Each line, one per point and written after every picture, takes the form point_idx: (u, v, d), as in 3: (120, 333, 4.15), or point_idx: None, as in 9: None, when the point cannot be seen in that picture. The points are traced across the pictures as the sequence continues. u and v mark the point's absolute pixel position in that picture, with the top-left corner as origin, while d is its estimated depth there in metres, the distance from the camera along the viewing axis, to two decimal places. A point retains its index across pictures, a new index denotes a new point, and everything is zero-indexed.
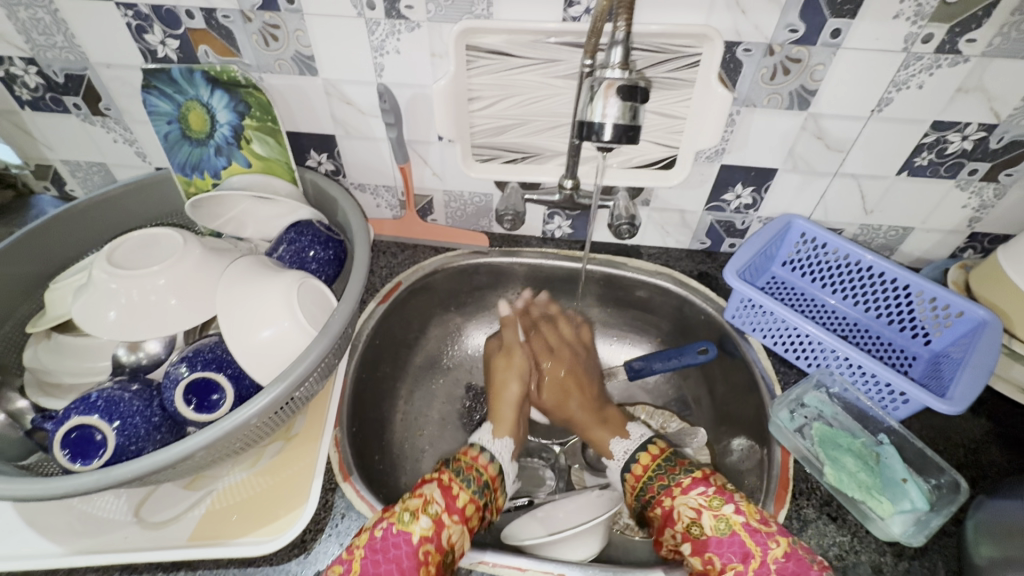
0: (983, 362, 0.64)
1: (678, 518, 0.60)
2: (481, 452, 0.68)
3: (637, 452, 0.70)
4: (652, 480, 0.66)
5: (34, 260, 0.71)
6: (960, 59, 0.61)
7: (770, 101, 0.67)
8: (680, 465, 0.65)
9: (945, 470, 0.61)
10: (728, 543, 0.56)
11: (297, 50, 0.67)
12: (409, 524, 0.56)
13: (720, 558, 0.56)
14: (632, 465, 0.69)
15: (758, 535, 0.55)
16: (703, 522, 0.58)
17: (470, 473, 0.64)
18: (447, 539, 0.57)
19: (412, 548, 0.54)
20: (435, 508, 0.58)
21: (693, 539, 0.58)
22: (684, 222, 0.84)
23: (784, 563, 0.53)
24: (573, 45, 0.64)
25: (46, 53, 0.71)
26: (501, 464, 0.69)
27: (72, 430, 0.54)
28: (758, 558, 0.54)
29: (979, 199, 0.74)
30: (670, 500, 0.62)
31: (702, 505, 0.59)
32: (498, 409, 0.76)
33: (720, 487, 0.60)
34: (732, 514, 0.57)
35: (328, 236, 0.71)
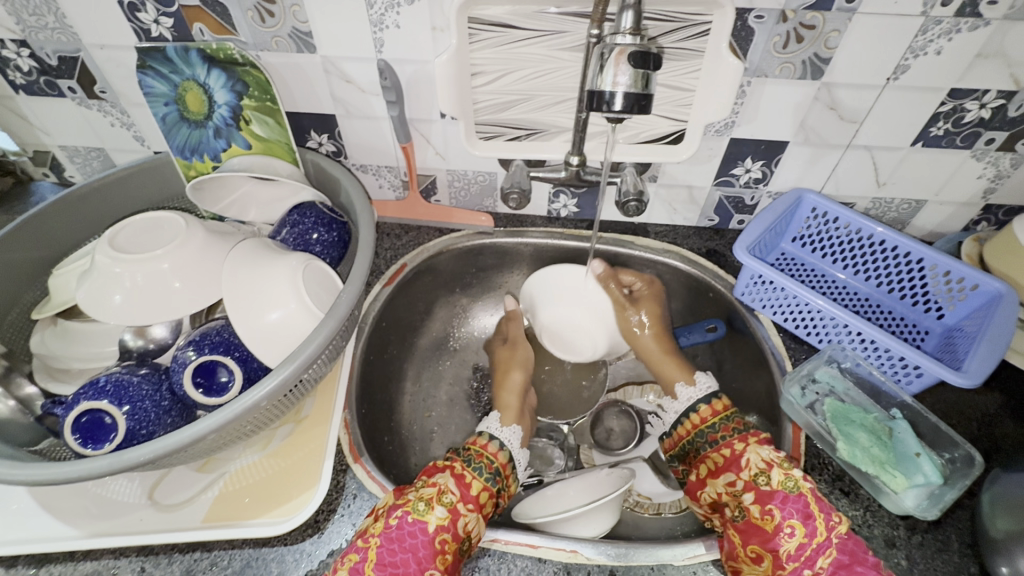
0: (999, 336, 0.63)
1: (746, 465, 0.60)
2: (490, 440, 0.68)
3: (698, 402, 0.70)
4: (715, 429, 0.66)
5: (37, 246, 0.71)
6: (981, 23, 0.58)
7: (783, 71, 0.65)
8: (739, 424, 0.66)
9: (959, 443, 0.60)
10: (793, 501, 0.56)
11: (294, 26, 0.65)
12: (425, 514, 0.56)
13: (781, 511, 0.56)
14: (694, 410, 0.70)
15: (823, 503, 0.56)
16: (771, 474, 0.58)
17: (480, 461, 0.65)
18: (463, 527, 0.57)
19: (429, 537, 0.55)
20: (450, 497, 0.58)
21: (758, 490, 0.58)
22: (693, 198, 0.82)
23: (846, 538, 0.54)
24: (577, 15, 0.62)
25: (38, 35, 0.69)
26: (512, 451, 0.68)
27: (83, 414, 0.54)
28: (821, 522, 0.55)
29: (996, 169, 0.72)
30: (741, 446, 0.62)
31: (774, 460, 0.59)
32: (502, 398, 0.77)
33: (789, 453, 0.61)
34: (802, 477, 0.58)
35: (331, 217, 0.70)
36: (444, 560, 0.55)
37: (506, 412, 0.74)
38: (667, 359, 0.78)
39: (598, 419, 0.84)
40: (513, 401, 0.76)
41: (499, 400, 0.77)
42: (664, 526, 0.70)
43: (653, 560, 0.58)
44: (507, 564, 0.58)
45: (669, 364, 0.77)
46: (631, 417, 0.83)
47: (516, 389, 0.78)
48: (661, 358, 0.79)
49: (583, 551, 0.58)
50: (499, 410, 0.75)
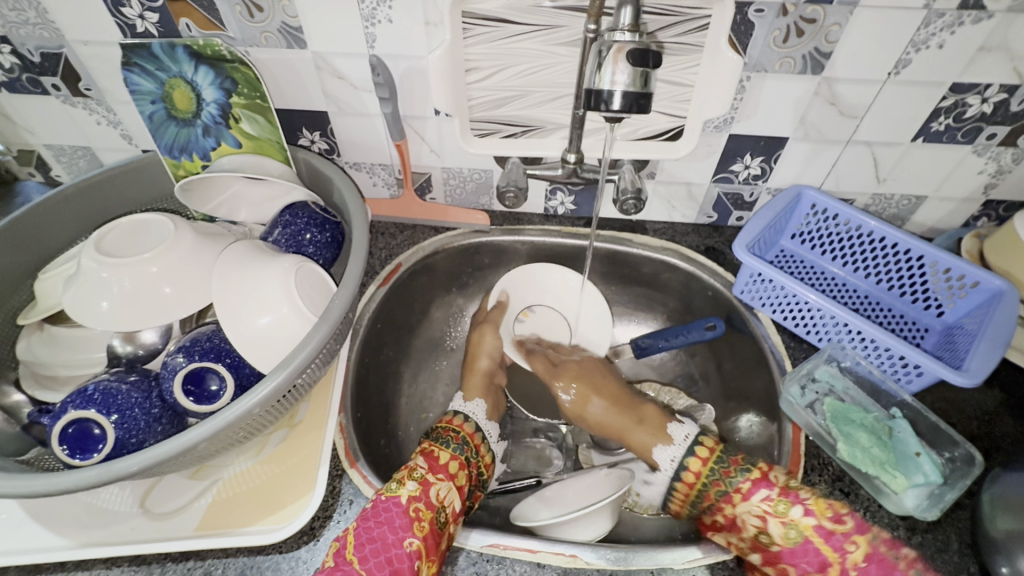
0: (999, 333, 0.63)
1: (744, 526, 0.58)
2: (455, 414, 0.71)
3: (692, 445, 0.65)
4: (707, 490, 0.62)
5: (22, 250, 0.69)
6: (984, 16, 0.57)
7: (783, 66, 0.64)
8: (735, 463, 0.62)
9: (959, 443, 0.60)
10: (802, 551, 0.56)
11: (283, 21, 0.64)
12: (397, 489, 0.58)
13: (795, 567, 0.56)
14: (681, 473, 0.65)
15: (833, 540, 0.55)
16: (772, 531, 0.56)
17: (447, 434, 0.67)
18: (436, 496, 0.59)
19: (403, 507, 0.56)
20: (420, 470, 0.61)
21: (765, 549, 0.57)
22: (691, 194, 0.81)
23: (864, 566, 0.53)
24: (573, 8, 0.61)
25: (19, 31, 0.67)
26: (479, 422, 0.72)
27: (70, 425, 0.52)
28: (836, 562, 0.54)
29: (996, 165, 0.71)
30: (732, 510, 0.59)
31: (770, 513, 0.57)
32: (468, 377, 0.79)
33: (784, 488, 0.58)
34: (802, 519, 0.56)
35: (324, 218, 0.69)
36: (422, 527, 0.55)
37: (470, 389, 0.76)
38: (635, 425, 0.72)
39: None
40: (480, 378, 0.78)
41: (464, 377, 0.79)
42: (663, 526, 0.70)
43: (652, 564, 0.57)
44: (506, 569, 0.57)
45: (641, 431, 0.71)
46: None
47: (484, 370, 0.79)
48: (628, 426, 0.73)
49: (582, 556, 0.58)
50: (463, 389, 0.77)
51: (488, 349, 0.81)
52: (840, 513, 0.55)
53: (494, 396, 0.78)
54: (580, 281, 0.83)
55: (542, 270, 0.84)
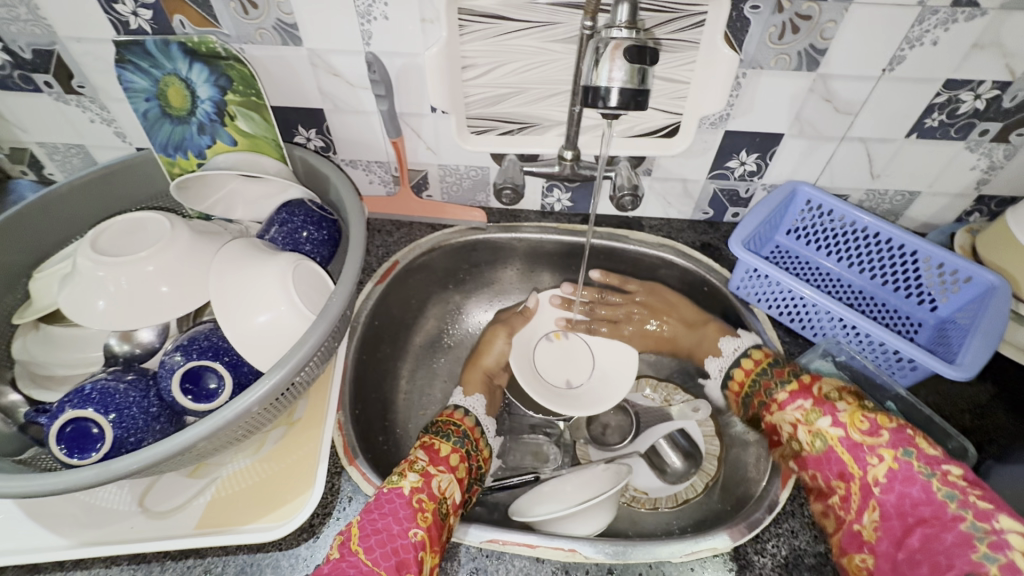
0: (991, 327, 0.64)
1: (783, 433, 0.65)
2: (456, 409, 0.73)
3: (749, 350, 0.73)
4: (759, 389, 0.70)
5: (16, 248, 0.68)
6: (978, 13, 0.58)
7: (778, 62, 0.64)
8: (779, 373, 0.68)
9: (952, 435, 0.62)
10: (827, 459, 0.60)
11: (278, 18, 0.63)
12: (399, 481, 0.58)
13: (819, 474, 0.60)
14: (741, 362, 0.73)
15: (858, 450, 0.58)
16: (801, 436, 0.63)
17: (448, 428, 0.68)
18: (438, 487, 0.59)
19: (406, 498, 0.56)
20: (421, 463, 0.61)
21: (798, 455, 0.63)
22: (687, 191, 0.82)
23: (884, 481, 0.55)
24: (569, 5, 0.61)
25: (10, 27, 0.66)
26: (478, 416, 0.74)
27: (68, 424, 0.52)
28: (856, 472, 0.57)
29: (989, 160, 0.72)
30: (772, 416, 0.67)
31: (801, 419, 0.63)
32: (470, 371, 0.81)
33: (820, 399, 0.63)
34: (829, 428, 0.60)
35: (321, 216, 0.69)
36: (425, 517, 0.55)
37: (469, 383, 0.78)
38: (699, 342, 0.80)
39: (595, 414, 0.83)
40: (480, 374, 0.80)
41: (466, 372, 0.80)
42: (660, 521, 0.71)
43: (651, 558, 0.58)
44: (506, 564, 0.58)
45: (702, 345, 0.79)
46: (624, 410, 0.83)
47: (486, 368, 0.81)
48: (693, 347, 0.81)
49: (581, 550, 0.58)
50: (462, 382, 0.79)
51: (498, 351, 0.82)
52: (875, 426, 0.58)
53: (492, 395, 0.80)
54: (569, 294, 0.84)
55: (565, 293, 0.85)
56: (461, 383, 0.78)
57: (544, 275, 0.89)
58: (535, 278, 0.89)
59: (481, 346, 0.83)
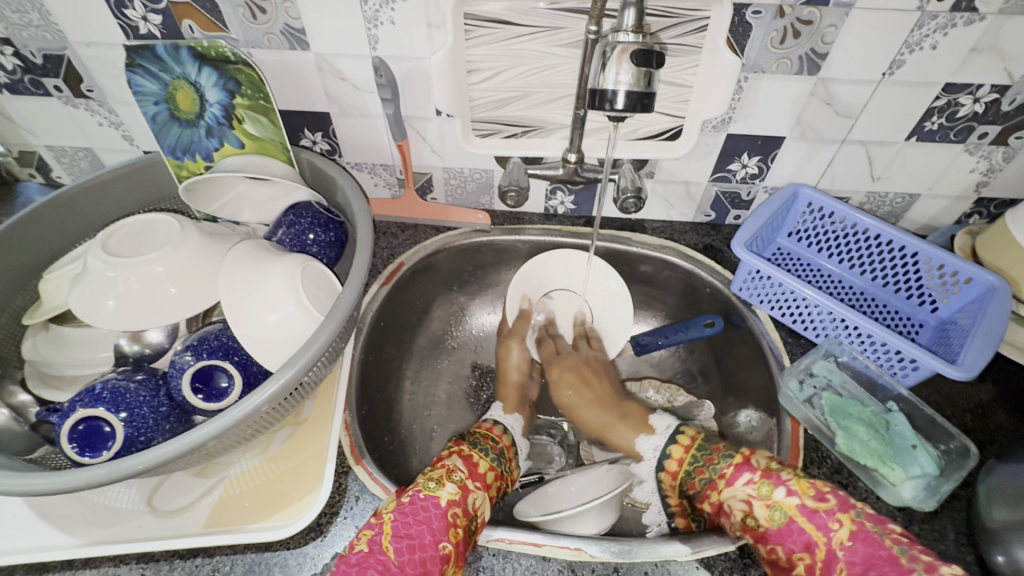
0: (991, 328, 0.64)
1: (731, 510, 0.58)
2: (495, 424, 0.73)
3: (675, 432, 0.68)
4: (699, 467, 0.64)
5: (26, 250, 0.69)
6: (976, 18, 0.59)
7: (780, 67, 0.65)
8: (716, 450, 0.63)
9: (954, 435, 0.62)
10: (788, 532, 0.54)
11: (286, 23, 0.64)
12: (436, 490, 0.58)
13: (783, 547, 0.55)
14: (668, 456, 0.67)
15: (816, 518, 0.53)
16: (756, 513, 0.56)
17: (486, 442, 0.68)
18: (472, 504, 0.59)
19: (441, 510, 0.56)
20: (460, 474, 0.61)
21: (753, 531, 0.57)
22: (689, 193, 0.82)
23: (851, 546, 0.51)
24: (574, 10, 0.62)
25: (21, 33, 0.67)
26: (514, 434, 0.74)
27: (79, 422, 0.53)
28: (822, 543, 0.53)
29: (988, 163, 0.73)
30: (717, 495, 0.60)
31: (752, 492, 0.57)
32: (502, 390, 0.82)
33: (765, 470, 0.58)
34: (784, 499, 0.55)
35: (327, 218, 0.69)
36: (456, 533, 0.55)
37: (507, 401, 0.79)
38: (619, 421, 0.75)
39: None
40: (513, 390, 0.81)
41: (499, 391, 0.82)
42: (665, 521, 0.71)
43: (656, 556, 0.58)
44: (512, 563, 0.58)
45: (622, 427, 0.74)
46: None
47: (516, 382, 0.83)
48: (612, 424, 0.76)
49: (586, 549, 0.58)
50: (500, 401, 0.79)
51: (516, 361, 0.84)
52: (822, 492, 0.55)
53: (528, 409, 0.81)
54: (586, 256, 0.82)
55: (547, 257, 0.84)
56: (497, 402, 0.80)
57: None
58: None
59: (500, 364, 0.84)
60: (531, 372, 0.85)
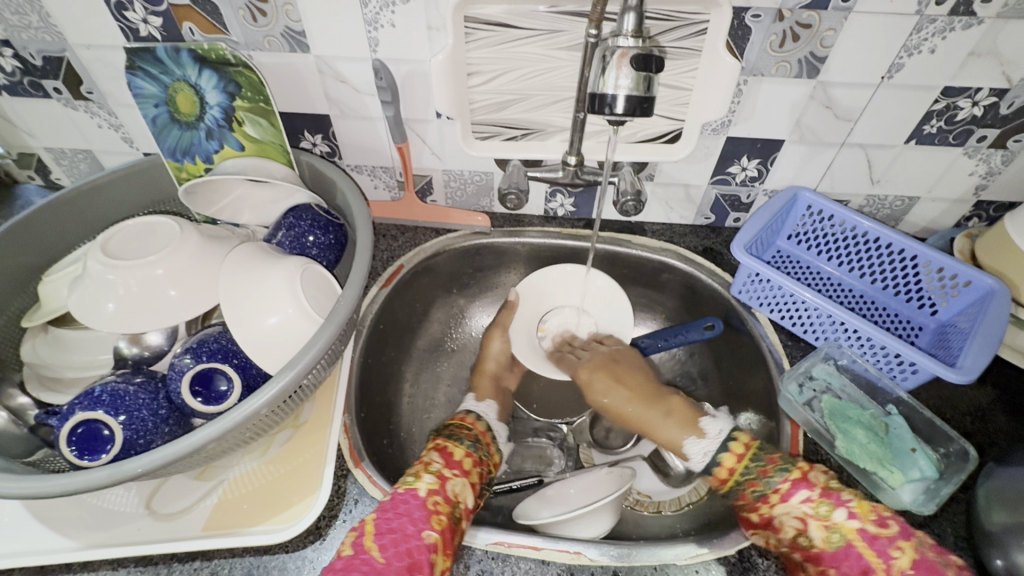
0: (990, 331, 0.64)
1: (782, 527, 0.58)
2: (468, 413, 0.73)
3: (727, 441, 0.65)
4: (750, 477, 0.62)
5: (25, 252, 0.69)
6: (975, 22, 0.59)
7: (779, 70, 0.65)
8: (771, 462, 0.61)
9: (953, 439, 0.62)
10: (844, 556, 0.54)
11: (286, 26, 0.64)
12: (415, 483, 0.58)
13: (837, 571, 0.54)
14: (718, 465, 0.65)
15: (878, 544, 0.53)
16: (812, 533, 0.56)
17: (462, 432, 0.68)
18: (452, 490, 0.59)
19: (422, 500, 0.56)
20: (436, 465, 0.61)
21: (804, 551, 0.56)
22: (689, 196, 0.82)
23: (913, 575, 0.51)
24: (574, 14, 0.62)
25: (21, 34, 0.67)
26: (489, 422, 0.73)
27: (78, 426, 0.53)
28: (881, 569, 0.52)
29: (987, 166, 0.73)
30: (768, 510, 0.59)
31: (809, 513, 0.56)
32: (477, 378, 0.81)
33: (826, 488, 0.57)
34: (844, 521, 0.55)
35: (327, 220, 0.69)
36: (440, 519, 0.56)
37: (480, 391, 0.79)
38: (664, 418, 0.72)
39: (598, 417, 0.84)
40: (489, 381, 0.80)
41: (473, 380, 0.81)
42: (664, 524, 0.71)
43: (655, 560, 0.58)
44: (511, 566, 0.58)
45: (669, 424, 0.71)
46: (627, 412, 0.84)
47: (491, 372, 0.81)
48: (657, 421, 0.72)
49: (586, 552, 0.58)
50: (473, 390, 0.79)
51: (496, 352, 0.82)
52: (883, 517, 0.54)
53: (503, 398, 0.80)
54: (582, 269, 0.82)
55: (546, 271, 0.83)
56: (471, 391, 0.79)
57: None
58: None
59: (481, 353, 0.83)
60: (512, 366, 0.84)
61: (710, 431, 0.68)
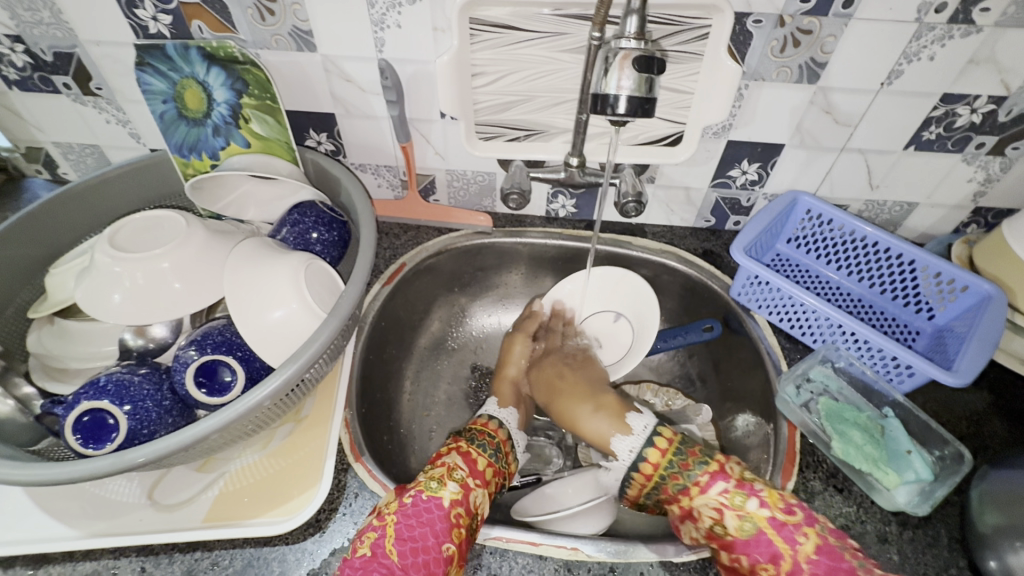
0: (987, 336, 0.65)
1: (700, 518, 0.57)
2: (490, 419, 0.70)
3: (654, 433, 0.63)
4: (674, 472, 0.60)
5: (32, 244, 0.70)
6: (973, 30, 0.60)
7: (779, 75, 0.66)
8: (692, 456, 0.60)
9: (948, 442, 0.62)
10: (755, 543, 0.54)
11: (294, 25, 0.65)
12: (438, 490, 0.57)
13: (748, 558, 0.55)
14: (641, 462, 0.62)
15: (785, 530, 0.54)
16: (727, 523, 0.56)
17: (483, 438, 0.66)
18: (474, 502, 0.59)
19: (445, 511, 0.56)
20: (460, 473, 0.60)
21: (719, 539, 0.56)
22: (690, 199, 0.83)
23: (816, 559, 0.52)
24: (578, 17, 0.63)
25: (33, 30, 0.68)
26: (509, 429, 0.70)
27: (83, 414, 0.53)
28: (788, 554, 0.53)
29: (985, 173, 0.74)
30: (690, 502, 0.58)
31: (726, 503, 0.56)
32: (497, 384, 0.78)
33: (740, 479, 0.57)
34: (756, 510, 0.55)
35: (332, 217, 0.70)
36: (459, 533, 0.55)
37: (501, 395, 0.76)
38: (595, 413, 0.69)
39: None
40: (509, 386, 0.77)
41: (495, 385, 0.78)
42: (660, 523, 0.71)
43: (652, 556, 0.58)
44: (509, 561, 0.58)
45: (598, 419, 0.68)
46: None
47: (512, 378, 0.79)
48: (586, 418, 0.69)
49: (583, 549, 0.59)
50: (495, 394, 0.76)
51: (518, 357, 0.80)
52: (790, 504, 0.55)
53: (524, 406, 0.77)
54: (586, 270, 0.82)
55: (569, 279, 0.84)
56: (493, 396, 0.76)
57: (547, 280, 0.90)
58: (539, 283, 0.91)
59: (502, 357, 0.81)
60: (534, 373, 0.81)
61: (636, 427, 0.64)
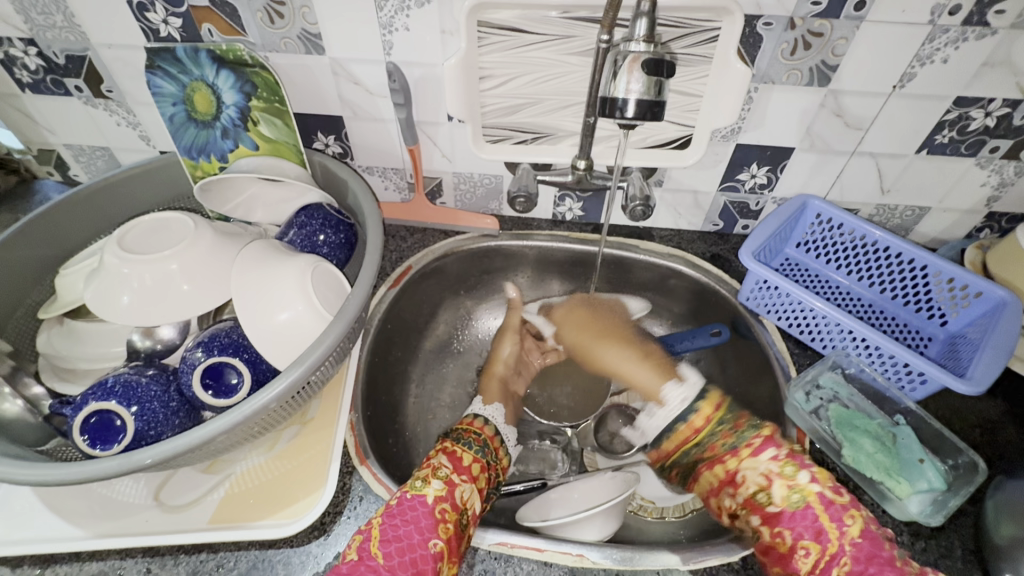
0: (1002, 343, 0.64)
1: (743, 482, 0.62)
2: (475, 418, 0.73)
3: (696, 401, 0.70)
4: (725, 433, 0.67)
5: (44, 245, 0.70)
6: (988, 32, 0.59)
7: (790, 78, 0.65)
8: (741, 422, 0.67)
9: (962, 451, 0.61)
10: (799, 517, 0.57)
11: (303, 28, 0.66)
12: (423, 488, 0.58)
13: (792, 532, 0.57)
14: (690, 416, 0.69)
15: (832, 509, 0.57)
16: (772, 490, 0.60)
17: (469, 436, 0.69)
18: (460, 497, 0.59)
19: (429, 507, 0.56)
20: (444, 470, 0.61)
21: (762, 509, 0.60)
22: (698, 203, 0.83)
23: (860, 542, 0.54)
24: (586, 19, 0.62)
25: (46, 34, 0.69)
26: (497, 425, 0.74)
27: (91, 415, 0.54)
28: (833, 532, 0.56)
29: (999, 177, 0.73)
30: (737, 464, 0.64)
31: (774, 472, 0.61)
32: (485, 381, 0.81)
33: (792, 452, 0.62)
34: (806, 484, 0.59)
35: (338, 219, 0.70)
36: (446, 528, 0.56)
37: (487, 393, 0.79)
38: (639, 367, 0.77)
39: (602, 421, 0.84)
40: (496, 383, 0.80)
41: (482, 383, 0.81)
42: (667, 530, 0.70)
43: (658, 565, 0.58)
44: (513, 567, 0.58)
45: (644, 372, 0.76)
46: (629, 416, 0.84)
47: (500, 375, 0.82)
48: (634, 371, 0.77)
49: (588, 555, 0.58)
50: (481, 392, 0.79)
51: (505, 355, 0.83)
52: (838, 485, 0.59)
53: (511, 403, 0.80)
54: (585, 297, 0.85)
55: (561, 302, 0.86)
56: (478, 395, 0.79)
57: (554, 283, 0.90)
58: (545, 286, 0.90)
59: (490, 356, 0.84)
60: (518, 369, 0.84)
61: (687, 380, 0.72)
